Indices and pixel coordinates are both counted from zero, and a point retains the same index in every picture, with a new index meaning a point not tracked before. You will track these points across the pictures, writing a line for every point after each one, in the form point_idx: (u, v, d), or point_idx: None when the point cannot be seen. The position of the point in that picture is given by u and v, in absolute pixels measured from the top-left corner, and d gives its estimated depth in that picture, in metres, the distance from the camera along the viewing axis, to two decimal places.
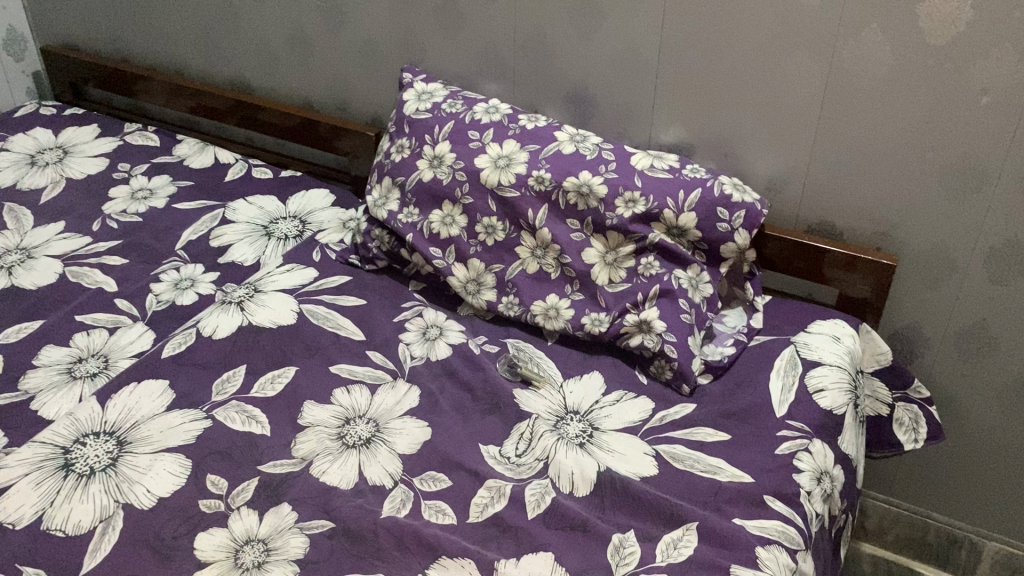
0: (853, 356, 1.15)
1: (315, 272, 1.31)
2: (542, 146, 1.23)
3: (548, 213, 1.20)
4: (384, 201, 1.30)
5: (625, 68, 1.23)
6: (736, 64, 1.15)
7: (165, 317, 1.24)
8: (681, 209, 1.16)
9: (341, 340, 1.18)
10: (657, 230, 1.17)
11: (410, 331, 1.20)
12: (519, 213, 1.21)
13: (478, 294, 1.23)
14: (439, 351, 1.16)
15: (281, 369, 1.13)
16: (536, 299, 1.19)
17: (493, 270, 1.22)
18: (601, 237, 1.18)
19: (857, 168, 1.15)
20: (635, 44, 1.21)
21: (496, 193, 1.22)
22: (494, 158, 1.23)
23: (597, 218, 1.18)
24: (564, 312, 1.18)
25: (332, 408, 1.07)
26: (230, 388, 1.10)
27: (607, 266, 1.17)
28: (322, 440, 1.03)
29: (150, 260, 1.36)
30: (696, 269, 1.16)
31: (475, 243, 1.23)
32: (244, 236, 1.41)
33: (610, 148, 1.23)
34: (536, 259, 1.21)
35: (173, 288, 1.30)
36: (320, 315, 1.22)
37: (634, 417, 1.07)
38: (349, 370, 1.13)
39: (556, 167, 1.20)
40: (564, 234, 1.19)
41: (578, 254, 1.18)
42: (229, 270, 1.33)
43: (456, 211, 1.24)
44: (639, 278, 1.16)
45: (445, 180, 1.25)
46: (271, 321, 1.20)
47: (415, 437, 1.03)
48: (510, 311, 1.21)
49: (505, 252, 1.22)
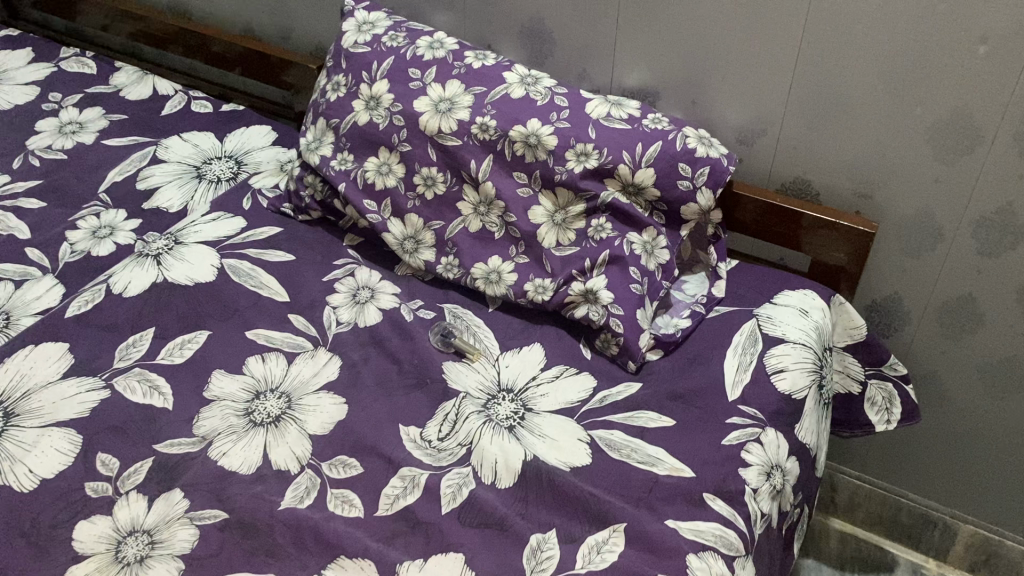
0: (821, 332, 1.04)
1: (243, 222, 1.20)
2: (488, 88, 1.10)
3: (492, 166, 1.08)
4: (318, 145, 1.18)
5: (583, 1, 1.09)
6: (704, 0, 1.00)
7: (77, 269, 1.14)
8: (638, 164, 1.04)
9: (262, 302, 1.09)
10: (611, 187, 1.06)
11: (339, 292, 1.10)
12: (461, 164, 1.09)
13: (416, 253, 1.12)
14: (368, 317, 1.07)
15: (192, 334, 1.04)
16: (477, 262, 1.09)
17: (432, 227, 1.11)
18: (549, 194, 1.07)
19: (836, 122, 1.02)
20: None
21: (436, 141, 1.10)
22: (436, 100, 1.11)
23: (545, 172, 1.06)
24: (506, 277, 1.07)
25: (242, 380, 0.98)
26: (135, 354, 1.01)
27: (554, 227, 1.06)
28: (228, 417, 0.94)
29: (69, 203, 1.26)
30: (652, 233, 1.05)
31: (413, 197, 1.12)
32: (173, 179, 1.30)
33: (564, 92, 1.10)
34: (478, 217, 1.10)
35: (89, 236, 1.20)
36: (243, 273, 1.12)
37: (572, 397, 0.97)
38: (267, 336, 1.04)
39: (501, 113, 1.08)
40: (509, 189, 1.08)
41: (523, 213, 1.07)
42: (153, 217, 1.23)
43: (393, 159, 1.13)
44: (589, 242, 1.05)
45: (381, 124, 1.13)
46: (189, 278, 1.11)
47: (329, 415, 0.95)
48: (449, 273, 1.10)
49: (445, 207, 1.11)
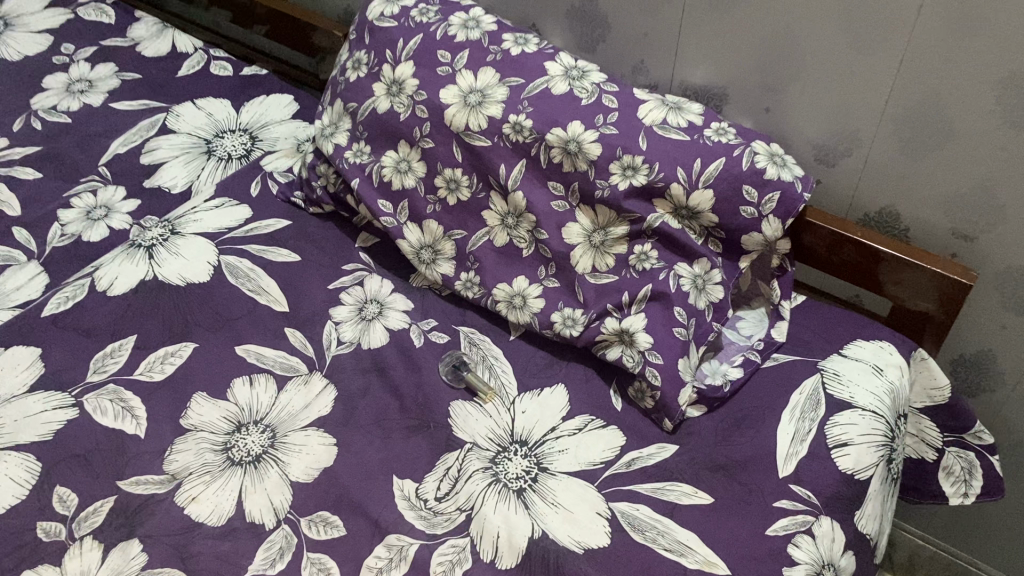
0: (896, 397, 0.89)
1: (249, 212, 1.08)
2: (526, 80, 0.95)
3: (524, 173, 0.94)
4: (333, 131, 1.05)
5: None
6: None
7: (64, 257, 1.04)
8: (694, 184, 0.88)
9: (258, 312, 0.97)
10: (660, 208, 0.90)
11: (344, 305, 0.98)
12: (489, 168, 0.95)
13: (433, 265, 0.99)
14: (373, 338, 0.95)
15: (177, 346, 0.93)
16: (500, 282, 0.95)
17: (452, 237, 0.98)
18: (588, 210, 0.92)
19: (938, 151, 0.84)
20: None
21: (462, 139, 0.95)
22: (466, 91, 0.96)
23: (584, 185, 0.92)
24: (532, 303, 0.93)
25: (223, 407, 0.88)
26: (110, 367, 0.90)
27: (591, 250, 0.92)
28: (203, 453, 0.84)
29: (67, 175, 1.15)
30: (706, 265, 0.90)
31: (434, 201, 0.98)
32: (181, 154, 1.19)
33: (614, 89, 0.94)
34: (505, 230, 0.96)
35: (82, 218, 1.09)
36: (241, 274, 1.01)
37: (595, 458, 0.84)
38: (258, 354, 0.93)
39: (539, 111, 0.93)
40: (543, 202, 0.93)
41: (557, 231, 0.93)
42: (153, 199, 1.12)
43: (413, 155, 0.98)
44: (629, 271, 0.90)
45: (402, 115, 0.99)
46: (181, 278, 1.00)
47: (316, 459, 0.83)
48: (468, 291, 0.97)
49: (469, 215, 0.97)
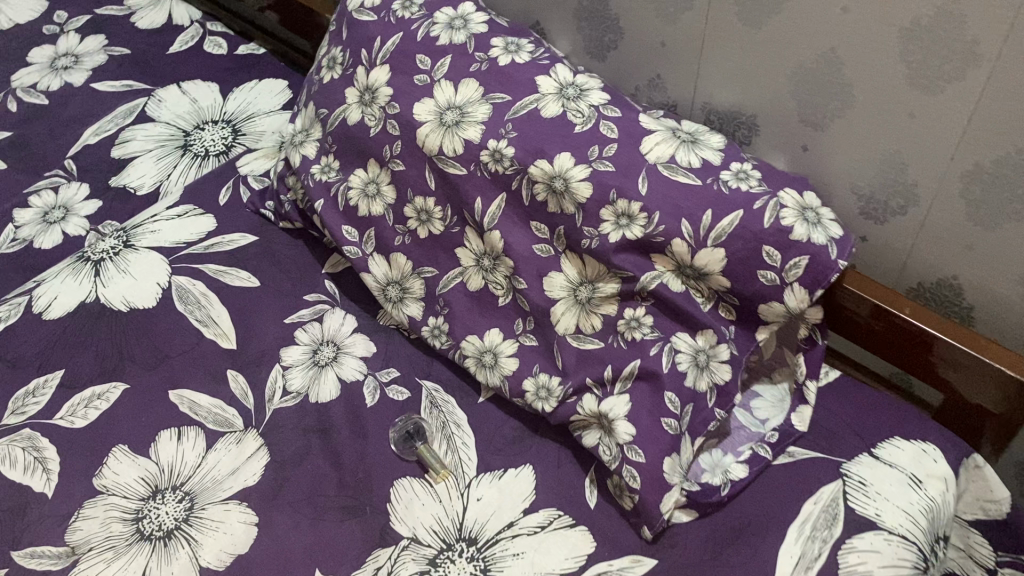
0: (938, 517, 0.71)
1: (213, 223, 0.97)
2: (513, 97, 0.79)
3: (504, 209, 0.78)
4: (304, 139, 0.91)
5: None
6: (825, 15, 0.65)
7: (11, 266, 0.95)
8: (701, 241, 0.72)
9: (201, 348, 0.86)
10: (660, 266, 0.74)
11: (297, 346, 0.86)
12: (463, 200, 0.80)
13: (400, 304, 0.86)
14: (323, 390, 0.82)
15: (105, 386, 0.83)
16: (470, 334, 0.82)
17: (421, 275, 0.84)
18: (576, 258, 0.77)
19: (1016, 222, 0.65)
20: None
21: (435, 164, 0.81)
22: (442, 107, 0.80)
23: (571, 231, 0.76)
24: (504, 363, 0.79)
25: (142, 466, 0.78)
26: (31, 407, 0.82)
27: (576, 307, 0.76)
28: (109, 524, 0.74)
29: (32, 169, 1.06)
30: (711, 337, 0.74)
31: (402, 232, 0.84)
32: (155, 147, 1.07)
33: (616, 114, 0.77)
34: (480, 273, 0.81)
35: (39, 220, 1.00)
36: (192, 299, 0.89)
37: (554, 568, 0.70)
38: (191, 402, 0.82)
39: (523, 137, 0.77)
40: (523, 244, 0.78)
41: (537, 282, 0.78)
42: (116, 202, 1.02)
43: (383, 177, 0.84)
44: (616, 339, 0.75)
45: (373, 129, 0.84)
46: (124, 301, 0.89)
47: (232, 541, 0.73)
48: (436, 341, 0.84)
49: (441, 251, 0.83)
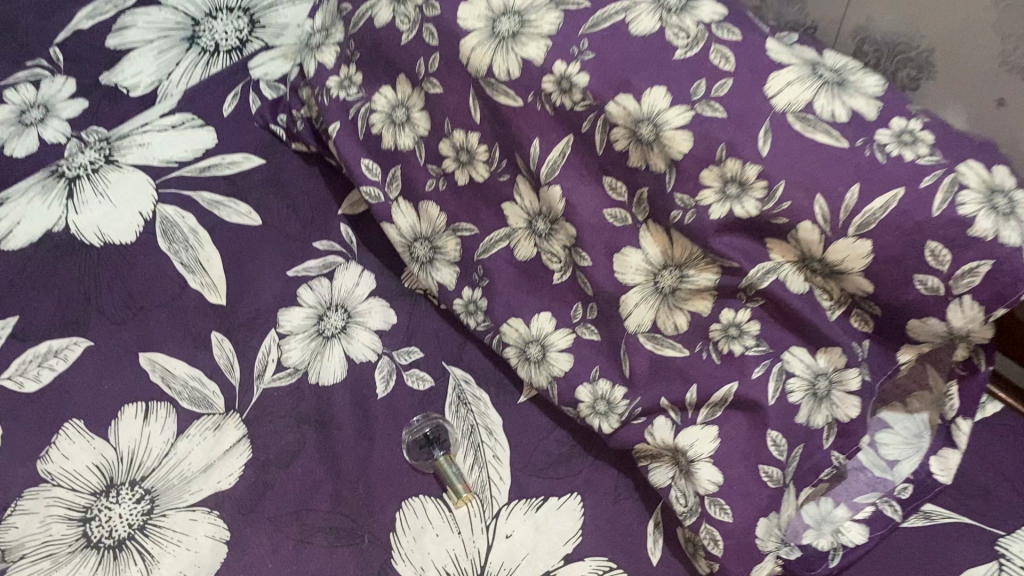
0: None
1: (213, 139, 0.78)
2: (592, 5, 0.57)
3: (569, 155, 0.58)
4: (322, 41, 0.71)
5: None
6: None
7: None
8: (839, 229, 0.51)
9: (183, 301, 0.69)
10: (776, 255, 0.54)
11: (300, 309, 0.69)
12: (516, 140, 0.60)
13: (430, 267, 0.68)
14: (325, 372, 0.67)
15: (65, 341, 0.67)
16: (514, 317, 0.65)
17: (457, 232, 0.66)
18: (661, 233, 0.57)
19: None
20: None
21: (481, 89, 0.60)
22: (496, 11, 0.59)
23: (657, 195, 0.56)
24: (553, 360, 0.62)
25: (96, 451, 0.62)
26: None
27: (656, 300, 0.58)
28: (49, 525, 0.60)
29: (11, 55, 0.88)
30: (838, 358, 0.54)
31: (436, 175, 0.66)
32: (157, 37, 0.88)
33: (736, 38, 0.55)
34: (533, 238, 0.63)
35: (13, 120, 0.83)
36: (179, 237, 0.72)
37: None
38: (165, 371, 0.66)
39: (602, 62, 0.55)
40: (590, 207, 0.58)
41: (606, 259, 0.59)
42: (105, 103, 0.84)
43: (415, 101, 0.65)
44: (706, 348, 0.56)
45: (405, 35, 0.63)
46: (98, 234, 0.72)
47: (195, 561, 0.60)
48: (470, 320, 0.67)
49: (483, 205, 0.64)
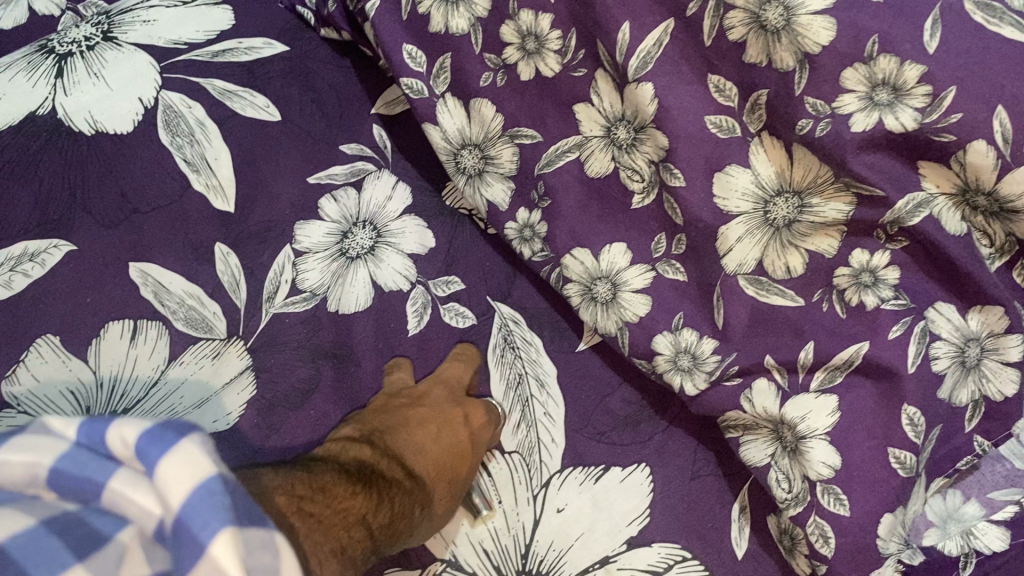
0: None
1: (229, 19, 0.65)
2: None
3: (668, 45, 0.46)
4: None
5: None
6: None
7: None
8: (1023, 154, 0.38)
9: (185, 205, 0.58)
10: (933, 183, 0.41)
11: (323, 224, 0.59)
12: (599, 24, 0.48)
13: (480, 181, 0.57)
14: (347, 299, 0.58)
15: (43, 243, 0.56)
16: (582, 247, 0.54)
17: (514, 140, 0.55)
18: (779, 149, 0.45)
19: None
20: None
21: None
22: None
23: (780, 99, 0.44)
24: (626, 301, 0.52)
25: (72, 374, 0.53)
26: None
27: (769, 237, 0.47)
28: None
29: None
30: (997, 322, 0.41)
31: (493, 67, 0.53)
32: None
33: None
34: (610, 149, 0.51)
35: None
36: (185, 130, 0.60)
37: None
38: (158, 285, 0.56)
39: None
40: (688, 112, 0.47)
41: (705, 178, 0.48)
42: None
43: None
44: (828, 299, 0.46)
45: None
46: (91, 116, 0.60)
47: None
48: (525, 249, 0.57)
49: (550, 107, 0.53)
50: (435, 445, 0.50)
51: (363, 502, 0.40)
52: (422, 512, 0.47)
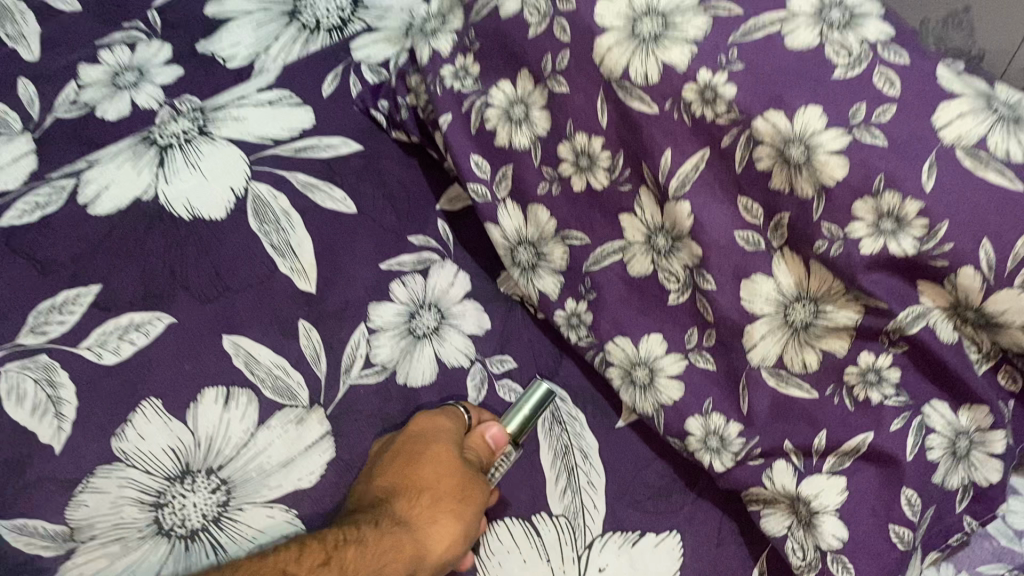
0: None
1: (311, 119, 0.74)
2: (745, 12, 0.53)
3: (704, 170, 0.54)
4: (437, 27, 0.67)
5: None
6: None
7: (64, 137, 0.77)
8: (1003, 278, 0.46)
9: (272, 284, 0.66)
10: (927, 299, 0.50)
11: (392, 306, 0.67)
12: (647, 150, 0.56)
13: (532, 273, 0.65)
14: (414, 372, 0.67)
15: (147, 315, 0.64)
16: (622, 335, 0.62)
17: (566, 240, 0.63)
18: (797, 262, 0.53)
19: None
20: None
21: (613, 93, 0.56)
22: (638, 10, 0.55)
23: (800, 222, 0.52)
24: (662, 386, 0.60)
25: (173, 434, 0.60)
26: (53, 330, 0.63)
27: (788, 335, 0.54)
28: (120, 507, 0.58)
29: (109, 15, 0.86)
30: (983, 418, 0.50)
31: (550, 178, 0.62)
32: (256, 9, 0.85)
33: (905, 62, 0.51)
34: (651, 254, 0.59)
35: (106, 82, 0.81)
36: (270, 219, 0.68)
37: None
38: (248, 356, 0.64)
39: (754, 76, 0.51)
40: (721, 228, 0.55)
41: (733, 284, 0.55)
42: (203, 72, 0.81)
43: (537, 99, 0.61)
44: (839, 394, 0.53)
45: (533, 28, 0.59)
46: (188, 205, 0.68)
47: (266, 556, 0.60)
48: (571, 334, 0.64)
49: (600, 215, 0.61)
50: (383, 478, 0.59)
51: (285, 554, 0.51)
52: (389, 531, 0.56)
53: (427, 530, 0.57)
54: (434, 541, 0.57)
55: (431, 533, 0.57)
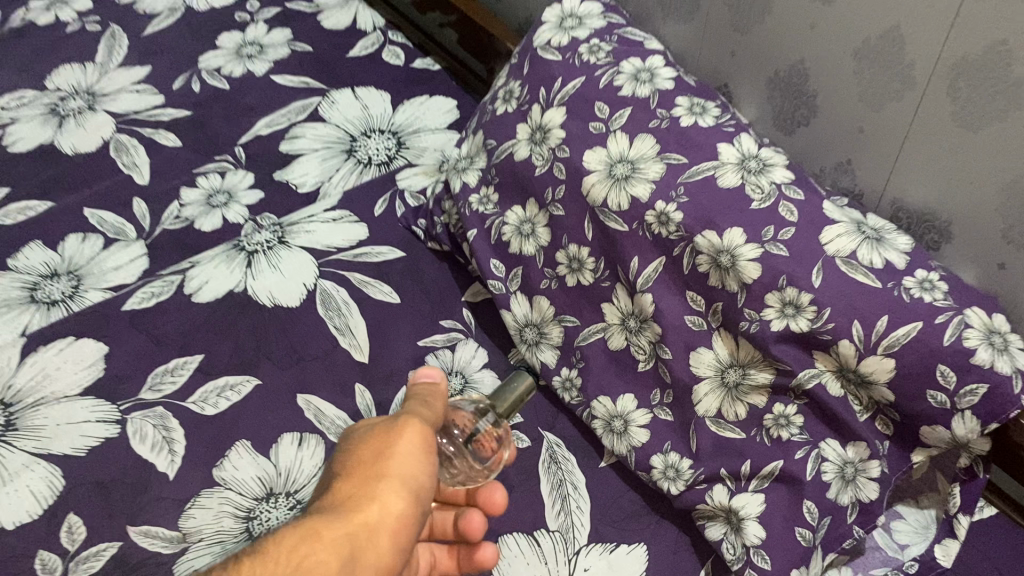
0: None
1: (364, 233, 0.96)
2: (689, 160, 0.75)
3: (661, 272, 0.75)
4: (467, 165, 0.90)
5: (813, 54, 0.76)
6: (931, 26, 0.64)
7: (171, 243, 0.98)
8: (869, 347, 0.66)
9: (336, 355, 0.86)
10: (821, 363, 0.69)
11: None
12: (620, 256, 0.77)
13: (535, 348, 0.85)
14: None
15: (239, 378, 0.84)
16: (603, 394, 0.81)
17: (562, 322, 0.83)
18: (729, 338, 0.73)
19: None
20: (806, 8, 0.74)
21: (596, 215, 0.78)
22: (613, 159, 0.77)
23: (729, 309, 0.72)
24: (634, 433, 0.78)
25: (260, 466, 0.78)
26: (165, 387, 0.83)
27: (722, 391, 0.74)
28: (221, 518, 0.75)
29: (205, 151, 1.09)
30: (863, 451, 0.68)
31: (550, 276, 0.83)
32: (322, 147, 1.08)
33: (801, 198, 0.72)
34: (624, 333, 0.79)
35: (202, 202, 1.03)
36: (333, 307, 0.89)
37: None
38: (317, 409, 0.83)
39: (695, 205, 0.72)
40: (674, 312, 0.75)
41: (684, 354, 0.75)
42: (279, 195, 1.04)
43: (540, 219, 0.82)
44: (759, 433, 0.72)
45: (539, 168, 0.82)
46: (270, 296, 0.89)
47: None
48: (566, 394, 0.83)
49: (587, 304, 0.81)
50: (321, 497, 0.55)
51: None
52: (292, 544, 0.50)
53: (361, 505, 0.53)
54: (371, 507, 0.53)
55: (358, 510, 0.53)
